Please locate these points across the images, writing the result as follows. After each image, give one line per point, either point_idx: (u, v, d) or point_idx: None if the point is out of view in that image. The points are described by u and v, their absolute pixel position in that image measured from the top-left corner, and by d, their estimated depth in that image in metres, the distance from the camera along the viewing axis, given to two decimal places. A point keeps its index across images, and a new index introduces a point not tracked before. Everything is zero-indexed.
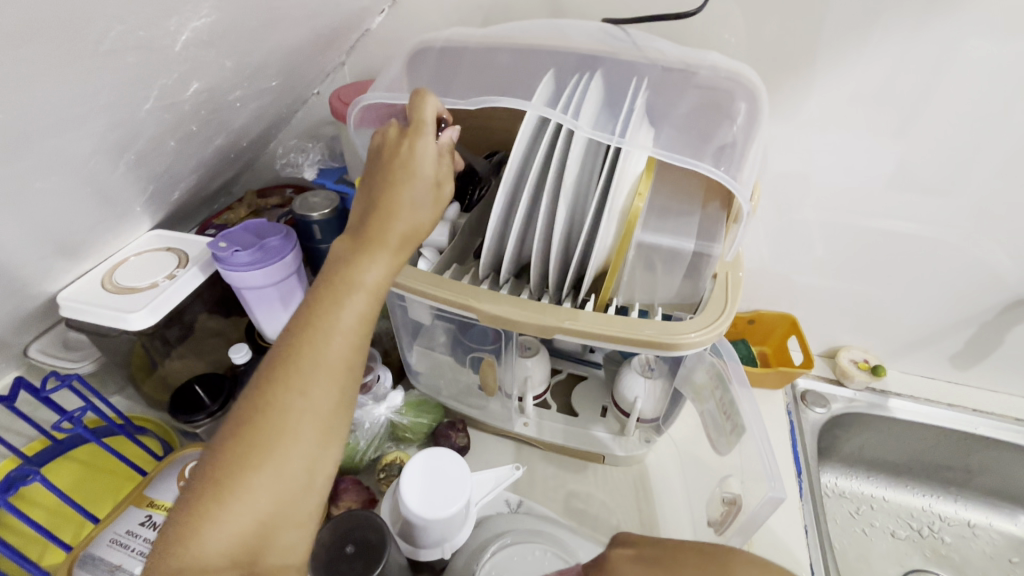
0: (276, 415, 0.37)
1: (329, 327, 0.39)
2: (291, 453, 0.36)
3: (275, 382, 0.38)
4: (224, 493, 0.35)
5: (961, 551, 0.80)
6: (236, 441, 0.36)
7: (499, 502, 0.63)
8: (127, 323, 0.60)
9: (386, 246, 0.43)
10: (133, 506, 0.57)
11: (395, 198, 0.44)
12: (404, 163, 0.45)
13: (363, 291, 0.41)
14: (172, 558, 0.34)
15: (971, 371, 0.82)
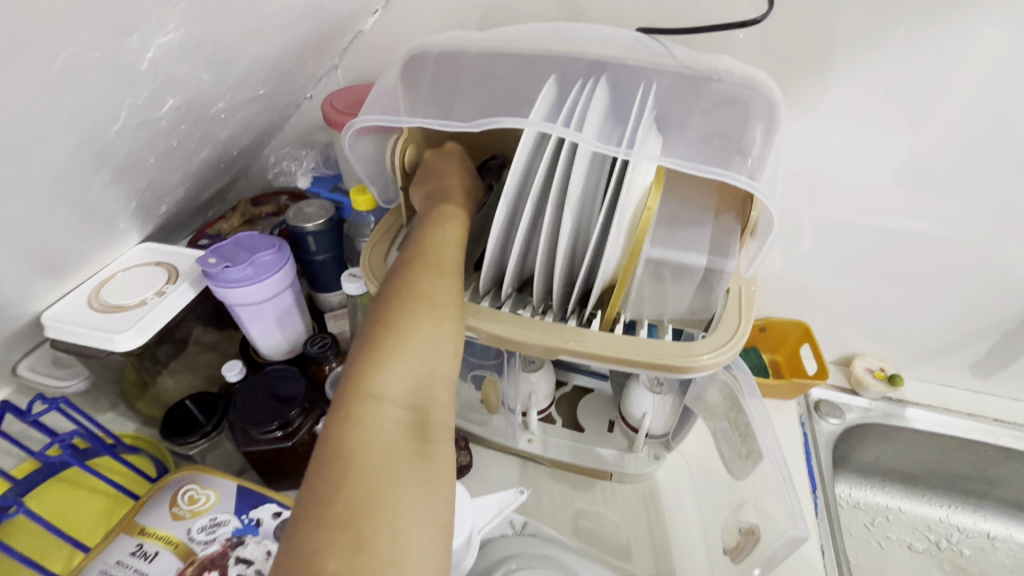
0: (421, 289, 0.43)
1: (444, 236, 0.48)
2: (442, 315, 0.42)
3: (416, 272, 0.44)
4: (393, 348, 0.39)
5: (981, 564, 0.78)
6: (388, 311, 0.41)
7: (503, 523, 0.61)
8: (114, 344, 0.58)
9: (465, 190, 0.53)
10: (123, 533, 0.55)
11: (455, 166, 0.54)
12: (447, 150, 0.56)
13: (461, 216, 0.50)
14: (360, 393, 0.36)
15: (990, 379, 0.79)
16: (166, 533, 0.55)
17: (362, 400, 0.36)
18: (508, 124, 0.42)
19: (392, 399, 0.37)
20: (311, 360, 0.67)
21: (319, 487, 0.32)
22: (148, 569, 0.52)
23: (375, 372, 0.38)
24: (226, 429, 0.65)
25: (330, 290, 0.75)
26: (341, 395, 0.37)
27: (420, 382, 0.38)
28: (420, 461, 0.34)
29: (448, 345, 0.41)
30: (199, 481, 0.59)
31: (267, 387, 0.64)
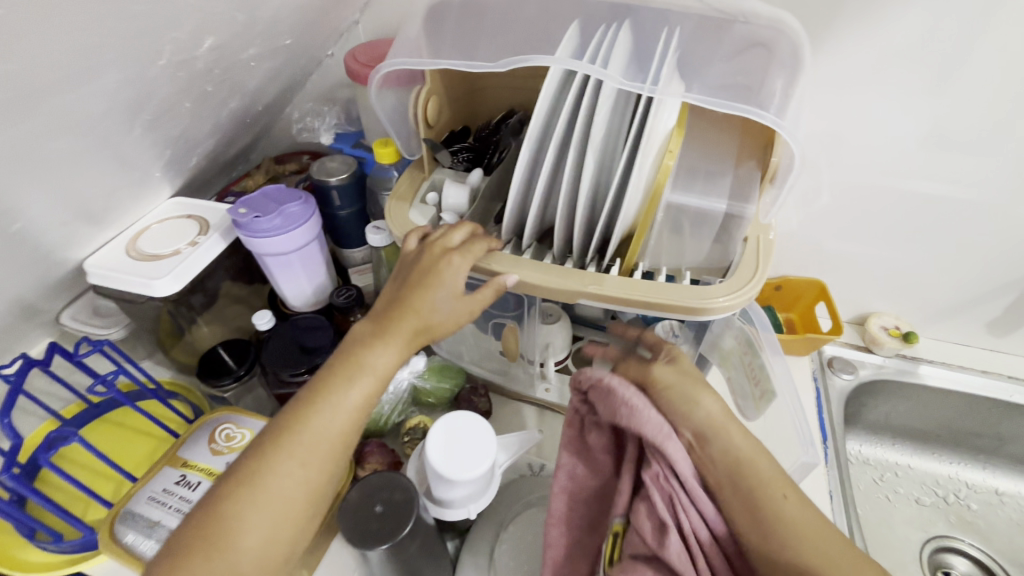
0: (274, 475, 0.40)
1: (336, 408, 0.43)
2: (282, 506, 0.40)
3: (335, 378, 0.44)
4: (273, 467, 0.40)
5: (987, 518, 0.79)
6: (237, 488, 0.40)
7: (521, 465, 0.64)
8: (153, 290, 0.61)
9: (396, 338, 0.46)
10: (168, 465, 0.59)
11: (414, 300, 0.47)
12: (430, 272, 0.48)
13: (372, 376, 0.45)
14: None
15: (1008, 338, 0.79)
16: (207, 466, 0.58)
17: None
18: (537, 61, 0.43)
19: None
20: (337, 310, 0.70)
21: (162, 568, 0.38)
22: (192, 497, 0.56)
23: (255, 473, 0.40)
24: (258, 374, 0.68)
25: (354, 246, 0.77)
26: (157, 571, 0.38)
27: None
28: None
29: (280, 546, 0.40)
30: (234, 421, 0.62)
31: (294, 337, 0.67)
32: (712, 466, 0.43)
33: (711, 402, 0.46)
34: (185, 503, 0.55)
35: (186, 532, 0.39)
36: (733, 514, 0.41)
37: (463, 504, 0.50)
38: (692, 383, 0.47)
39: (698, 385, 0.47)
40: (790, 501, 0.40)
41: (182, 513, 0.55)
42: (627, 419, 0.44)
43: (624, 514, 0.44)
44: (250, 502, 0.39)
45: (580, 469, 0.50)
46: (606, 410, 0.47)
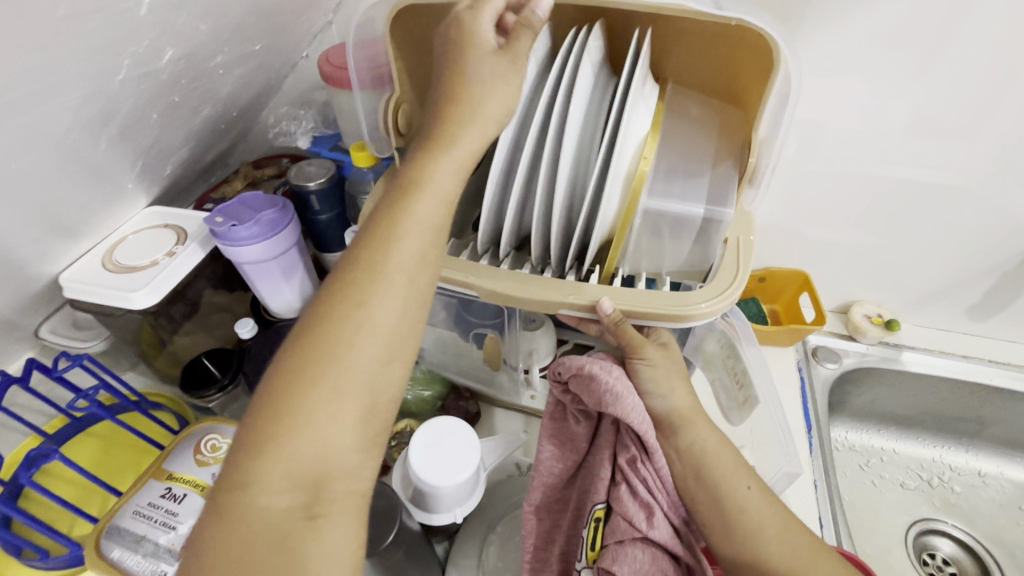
0: (346, 319, 0.34)
1: (405, 225, 0.36)
2: (362, 351, 0.34)
3: (395, 201, 0.37)
4: (349, 304, 0.34)
5: (970, 499, 0.80)
6: (306, 341, 0.34)
7: (508, 465, 0.64)
8: (130, 302, 0.60)
9: (451, 143, 0.39)
10: (153, 479, 0.58)
11: (461, 85, 0.39)
12: (462, 40, 0.40)
13: (436, 190, 0.38)
14: (238, 472, 0.32)
15: (987, 322, 0.78)
16: (192, 478, 0.58)
17: (238, 482, 0.31)
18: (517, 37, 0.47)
19: (268, 489, 0.31)
20: None
21: (243, 438, 0.32)
22: (178, 510, 0.55)
23: (239, 480, 0.32)
24: (243, 382, 0.67)
25: (335, 250, 0.77)
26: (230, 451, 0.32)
27: (314, 465, 0.32)
28: (299, 544, 0.31)
29: (366, 401, 0.34)
30: (219, 431, 0.62)
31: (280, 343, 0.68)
32: (680, 455, 0.46)
33: (680, 392, 0.49)
34: (171, 516, 0.55)
35: (257, 402, 0.33)
36: (697, 496, 0.45)
37: (448, 509, 0.50)
38: (665, 365, 0.49)
39: (670, 373, 0.49)
40: (751, 489, 0.45)
41: (168, 527, 0.54)
42: (611, 407, 0.44)
43: (606, 500, 0.46)
44: (312, 422, 0.32)
45: (555, 454, 0.51)
46: (588, 399, 0.46)
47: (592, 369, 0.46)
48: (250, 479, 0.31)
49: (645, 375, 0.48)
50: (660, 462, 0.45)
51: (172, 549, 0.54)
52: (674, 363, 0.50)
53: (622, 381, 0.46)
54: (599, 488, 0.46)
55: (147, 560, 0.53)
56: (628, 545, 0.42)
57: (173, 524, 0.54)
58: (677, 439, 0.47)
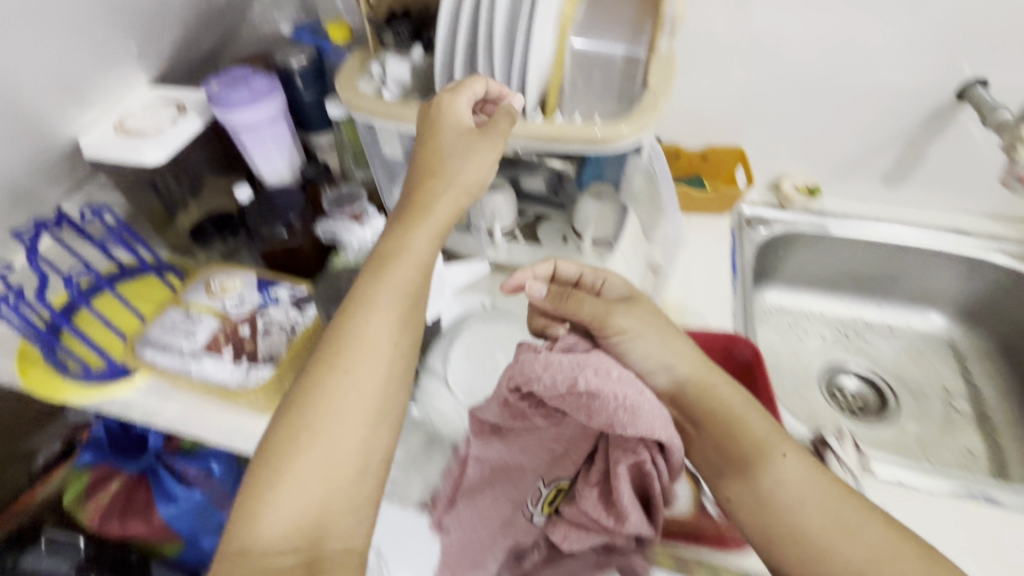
0: (330, 384, 0.42)
1: (379, 301, 0.45)
2: (345, 410, 0.42)
3: (371, 281, 0.47)
4: (337, 371, 0.43)
5: (879, 346, 0.93)
6: (298, 407, 0.42)
7: (475, 303, 0.76)
8: (142, 158, 0.69)
9: (420, 223, 0.49)
10: (173, 307, 0.69)
11: (435, 160, 0.51)
12: (436, 124, 0.53)
13: (405, 265, 0.47)
14: (242, 536, 0.38)
15: (900, 187, 0.87)
16: (205, 305, 0.69)
17: (242, 547, 0.38)
18: None
19: (266, 545, 0.38)
20: (307, 181, 0.79)
21: (244, 499, 0.40)
22: (196, 325, 0.67)
23: (239, 548, 0.38)
24: (243, 237, 0.77)
25: (319, 131, 0.85)
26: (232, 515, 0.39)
27: (309, 520, 0.39)
28: None
29: (352, 462, 0.41)
30: (226, 274, 0.73)
31: (273, 203, 0.75)
32: (698, 429, 0.52)
33: (681, 361, 0.53)
34: (191, 329, 0.66)
35: (257, 469, 0.41)
36: (729, 476, 0.49)
37: None
38: (653, 338, 0.53)
39: (660, 350, 0.53)
40: (786, 456, 0.49)
41: (189, 337, 0.66)
42: (626, 428, 0.44)
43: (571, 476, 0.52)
44: (304, 480, 0.40)
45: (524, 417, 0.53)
46: (589, 416, 0.46)
47: (591, 383, 0.46)
48: (252, 540, 0.38)
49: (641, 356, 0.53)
50: (673, 459, 0.46)
51: (194, 352, 0.64)
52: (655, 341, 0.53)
53: (632, 392, 0.46)
54: (567, 466, 0.53)
55: (174, 359, 0.64)
56: (576, 525, 0.50)
57: (193, 334, 0.66)
58: (689, 408, 0.52)
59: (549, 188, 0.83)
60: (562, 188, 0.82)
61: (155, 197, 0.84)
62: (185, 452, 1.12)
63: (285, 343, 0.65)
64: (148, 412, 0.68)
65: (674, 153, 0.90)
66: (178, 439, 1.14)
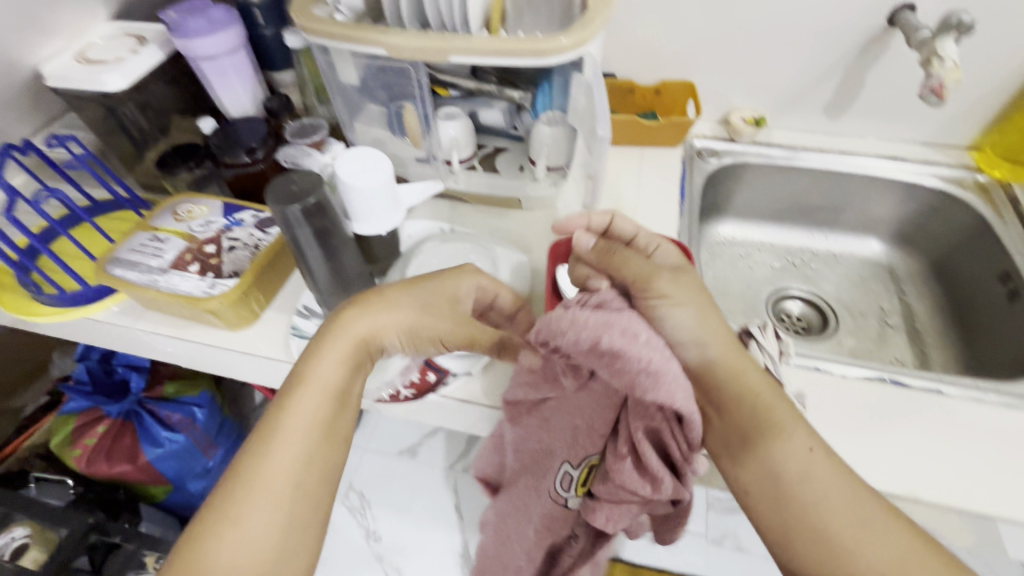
0: (228, 525, 0.43)
1: (282, 430, 0.47)
2: (238, 548, 0.42)
3: (277, 414, 0.48)
4: (236, 506, 0.44)
5: (824, 272, 0.98)
6: (190, 551, 0.42)
7: (434, 229, 0.79)
8: (103, 85, 0.71)
9: (331, 347, 0.51)
10: (141, 231, 0.72)
11: (373, 325, 0.53)
12: (411, 284, 0.55)
13: (312, 389, 0.49)
14: None
15: (842, 116, 0.92)
16: (173, 228, 0.72)
17: None
18: None
19: None
20: (270, 114, 0.82)
21: None
22: (164, 245, 0.70)
23: None
24: (209, 167, 0.80)
25: (282, 68, 0.87)
26: None
27: None
28: None
29: None
30: (192, 201, 0.76)
31: (233, 131, 0.77)
32: (726, 417, 0.46)
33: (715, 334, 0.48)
34: (159, 249, 0.69)
35: None
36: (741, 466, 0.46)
37: (364, 216, 0.64)
38: (693, 310, 0.48)
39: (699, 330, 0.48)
40: (812, 452, 0.44)
41: (157, 255, 0.69)
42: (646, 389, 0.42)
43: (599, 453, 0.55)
44: None
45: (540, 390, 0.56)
46: (610, 374, 0.44)
47: (616, 342, 0.43)
48: None
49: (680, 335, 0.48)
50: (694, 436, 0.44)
51: (162, 267, 0.67)
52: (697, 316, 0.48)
53: (653, 348, 0.44)
54: (594, 445, 0.55)
55: (143, 274, 0.67)
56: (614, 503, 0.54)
57: (161, 253, 0.69)
58: (717, 394, 0.47)
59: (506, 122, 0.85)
60: (519, 121, 0.85)
61: (125, 137, 0.81)
62: (168, 398, 1.16)
63: (249, 259, 0.69)
64: (122, 331, 0.72)
65: (629, 87, 0.93)
66: (160, 386, 1.17)
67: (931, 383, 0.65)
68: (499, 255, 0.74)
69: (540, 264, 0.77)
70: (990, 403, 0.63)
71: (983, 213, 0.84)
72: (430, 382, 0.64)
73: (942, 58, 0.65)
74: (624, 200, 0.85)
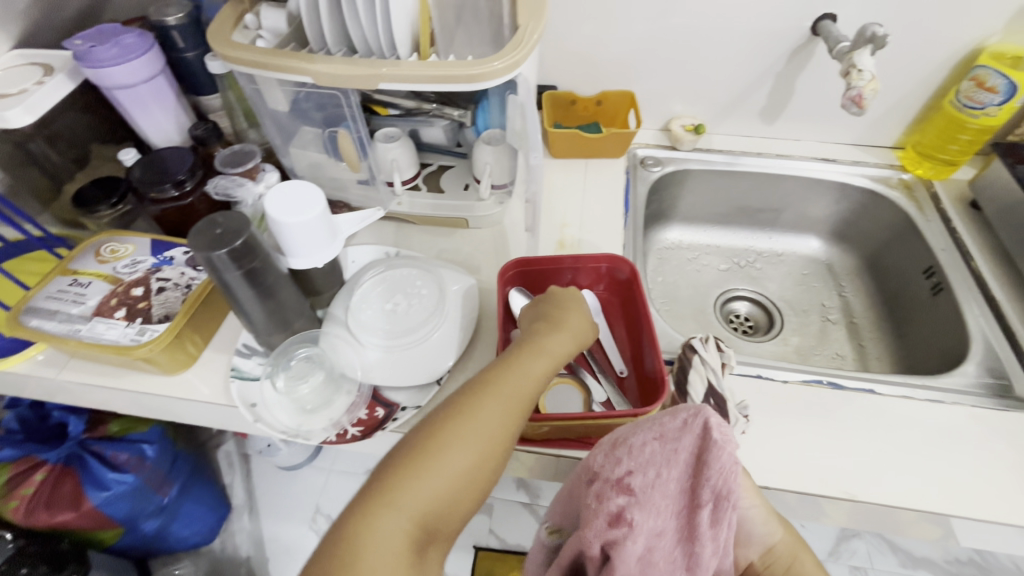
0: (485, 411, 0.49)
1: (528, 367, 0.54)
2: (488, 425, 0.49)
3: (525, 352, 0.56)
4: (485, 399, 0.50)
5: (768, 272, 1.01)
6: (451, 416, 0.49)
7: (378, 253, 0.77)
8: (6, 121, 0.66)
9: (563, 327, 0.60)
10: (60, 275, 0.68)
11: (567, 315, 0.62)
12: (566, 300, 0.64)
13: (549, 352, 0.57)
14: (378, 499, 0.44)
15: (777, 121, 0.95)
16: (95, 271, 0.68)
17: (370, 513, 0.43)
18: None
19: (400, 510, 0.43)
20: (197, 142, 0.78)
21: (383, 477, 0.46)
22: (85, 291, 0.66)
23: (379, 502, 0.44)
24: (132, 201, 0.76)
25: (209, 92, 0.83)
26: (372, 482, 0.45)
27: (428, 512, 0.44)
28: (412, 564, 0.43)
29: (477, 473, 0.48)
30: (116, 240, 0.72)
31: (158, 164, 0.73)
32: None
33: (779, 528, 0.57)
34: (80, 295, 0.66)
35: (396, 457, 0.47)
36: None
37: (299, 252, 0.61)
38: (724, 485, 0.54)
39: (767, 516, 0.56)
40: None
41: (78, 302, 0.65)
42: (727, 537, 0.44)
43: None
44: (434, 471, 0.46)
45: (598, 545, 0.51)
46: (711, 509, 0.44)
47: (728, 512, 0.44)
48: (378, 512, 0.43)
49: (752, 513, 0.55)
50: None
51: (84, 315, 0.64)
52: (767, 505, 0.57)
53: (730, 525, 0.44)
54: None
55: (62, 323, 0.63)
56: None
57: (82, 300, 0.65)
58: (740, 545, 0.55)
59: (450, 140, 0.87)
60: (463, 140, 0.86)
61: (38, 171, 0.76)
62: (113, 438, 1.10)
63: (180, 300, 0.65)
64: (45, 381, 0.68)
65: (571, 99, 0.94)
66: (104, 426, 1.11)
67: (864, 383, 0.68)
68: (447, 279, 0.72)
69: (488, 285, 0.76)
70: (918, 399, 0.66)
71: (907, 210, 0.88)
72: (378, 418, 0.62)
73: (860, 69, 0.68)
74: (570, 215, 0.86)
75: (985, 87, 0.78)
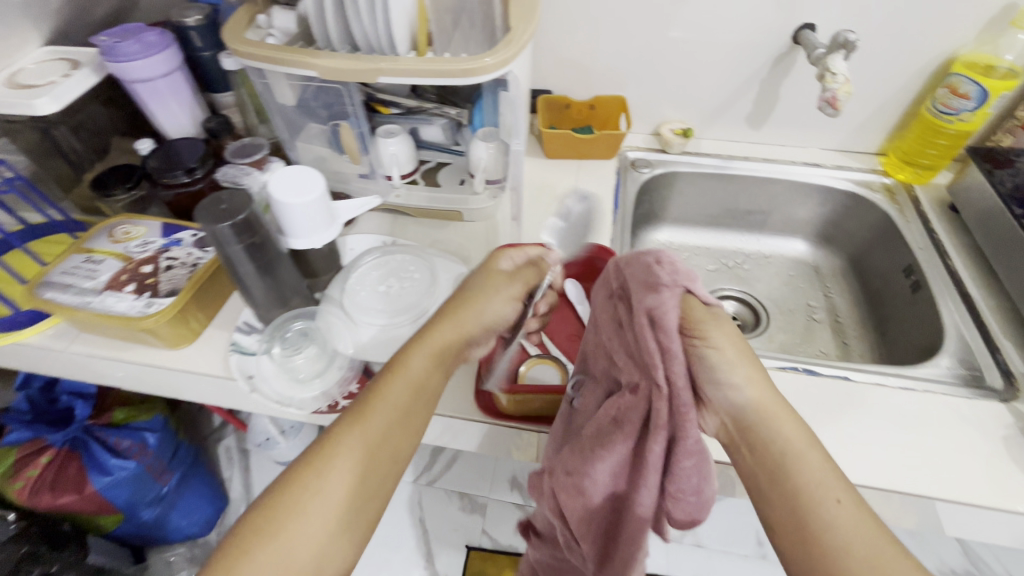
0: (365, 411, 0.51)
1: (411, 358, 0.54)
2: (368, 425, 0.50)
3: (412, 344, 0.55)
4: (367, 401, 0.51)
5: (756, 272, 1.04)
6: (338, 422, 0.51)
7: (374, 241, 0.81)
8: (33, 109, 0.71)
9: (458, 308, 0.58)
10: (75, 253, 0.72)
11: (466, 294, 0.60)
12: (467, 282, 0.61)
13: (437, 339, 0.56)
14: (267, 516, 0.46)
15: (764, 126, 0.98)
16: (108, 250, 0.72)
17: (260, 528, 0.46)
18: None
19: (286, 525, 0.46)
20: (209, 134, 0.83)
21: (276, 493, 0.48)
22: (98, 267, 0.70)
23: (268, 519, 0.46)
24: (147, 187, 0.80)
25: (223, 89, 0.89)
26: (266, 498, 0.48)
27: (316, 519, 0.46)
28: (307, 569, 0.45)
29: (365, 473, 0.49)
30: (129, 222, 0.76)
31: (171, 152, 0.77)
32: (753, 453, 0.46)
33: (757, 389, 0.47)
34: (93, 271, 0.70)
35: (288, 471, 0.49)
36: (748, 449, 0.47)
37: (299, 232, 0.65)
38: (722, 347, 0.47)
39: (738, 361, 0.47)
40: (839, 501, 0.42)
41: (91, 277, 0.69)
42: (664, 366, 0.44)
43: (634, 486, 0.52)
44: (316, 479, 0.47)
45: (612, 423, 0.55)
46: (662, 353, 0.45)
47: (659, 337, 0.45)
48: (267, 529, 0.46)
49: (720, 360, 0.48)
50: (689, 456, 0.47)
51: (95, 289, 0.68)
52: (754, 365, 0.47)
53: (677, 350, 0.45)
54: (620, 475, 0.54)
55: (74, 295, 0.67)
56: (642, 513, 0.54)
57: (94, 275, 0.69)
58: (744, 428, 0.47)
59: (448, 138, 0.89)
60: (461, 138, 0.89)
61: (60, 160, 0.81)
62: (117, 425, 1.14)
63: (186, 277, 0.69)
64: (54, 353, 0.71)
65: (565, 103, 0.99)
66: (108, 413, 1.15)
67: (839, 371, 0.70)
68: (438, 265, 0.76)
69: None
70: (890, 386, 0.68)
71: (888, 212, 0.91)
72: None
73: (834, 73, 0.72)
74: (561, 211, 0.89)
75: (958, 94, 0.81)
